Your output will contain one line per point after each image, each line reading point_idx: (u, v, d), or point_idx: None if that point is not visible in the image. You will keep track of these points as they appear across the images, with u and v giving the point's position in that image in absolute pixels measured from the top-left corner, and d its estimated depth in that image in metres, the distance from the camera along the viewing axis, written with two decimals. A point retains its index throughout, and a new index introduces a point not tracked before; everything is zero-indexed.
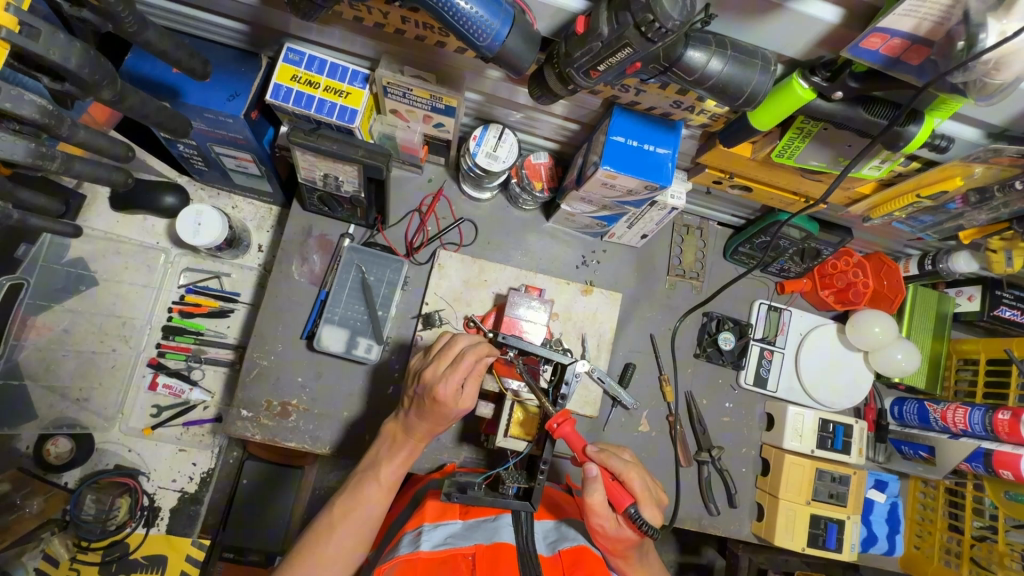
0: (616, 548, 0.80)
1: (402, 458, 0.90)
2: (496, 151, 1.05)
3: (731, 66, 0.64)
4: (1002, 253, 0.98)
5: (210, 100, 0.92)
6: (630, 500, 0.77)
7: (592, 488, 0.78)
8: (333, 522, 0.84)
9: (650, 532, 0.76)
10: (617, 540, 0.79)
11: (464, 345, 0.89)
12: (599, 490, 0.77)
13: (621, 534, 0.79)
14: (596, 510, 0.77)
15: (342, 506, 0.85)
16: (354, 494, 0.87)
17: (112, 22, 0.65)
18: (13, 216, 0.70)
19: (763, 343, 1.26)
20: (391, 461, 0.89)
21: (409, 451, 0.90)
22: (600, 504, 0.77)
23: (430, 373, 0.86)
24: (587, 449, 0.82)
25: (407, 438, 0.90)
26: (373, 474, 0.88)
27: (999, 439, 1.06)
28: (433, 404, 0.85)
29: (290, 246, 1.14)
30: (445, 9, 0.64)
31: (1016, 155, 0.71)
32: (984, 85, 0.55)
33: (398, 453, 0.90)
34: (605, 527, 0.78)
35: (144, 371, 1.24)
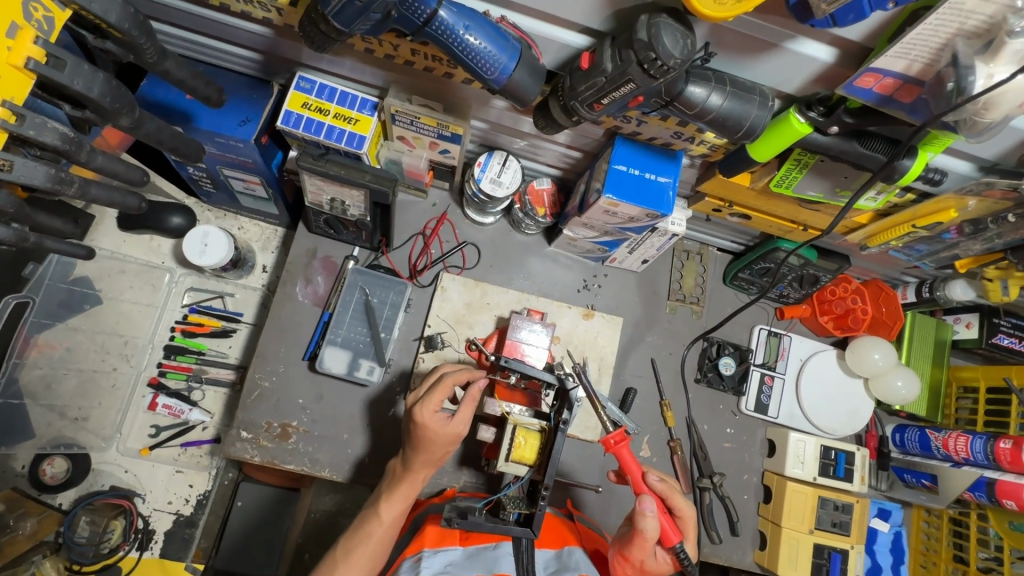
0: None
1: (402, 497, 0.88)
2: (499, 177, 1.07)
3: (731, 102, 0.66)
4: (998, 282, 0.99)
5: (221, 124, 0.94)
6: (678, 538, 0.82)
7: (644, 524, 0.77)
8: (334, 563, 0.83)
9: (688, 568, 0.81)
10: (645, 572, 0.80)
11: (446, 371, 0.96)
12: (656, 525, 0.77)
13: (654, 568, 0.80)
14: (645, 543, 0.78)
15: (345, 548, 0.85)
16: (356, 535, 0.86)
17: (133, 53, 0.67)
18: (31, 238, 0.72)
19: (764, 368, 1.26)
20: (390, 500, 0.88)
21: (408, 487, 0.89)
22: (652, 538, 0.77)
23: (410, 397, 0.92)
24: (646, 477, 0.85)
25: (407, 472, 0.89)
26: (374, 514, 0.87)
27: (1001, 468, 1.06)
28: (420, 432, 0.87)
29: (295, 268, 1.15)
30: (455, 44, 0.67)
31: (1008, 189, 0.73)
32: (974, 123, 0.57)
33: (397, 490, 0.88)
34: (645, 562, 0.79)
35: (145, 391, 1.23)
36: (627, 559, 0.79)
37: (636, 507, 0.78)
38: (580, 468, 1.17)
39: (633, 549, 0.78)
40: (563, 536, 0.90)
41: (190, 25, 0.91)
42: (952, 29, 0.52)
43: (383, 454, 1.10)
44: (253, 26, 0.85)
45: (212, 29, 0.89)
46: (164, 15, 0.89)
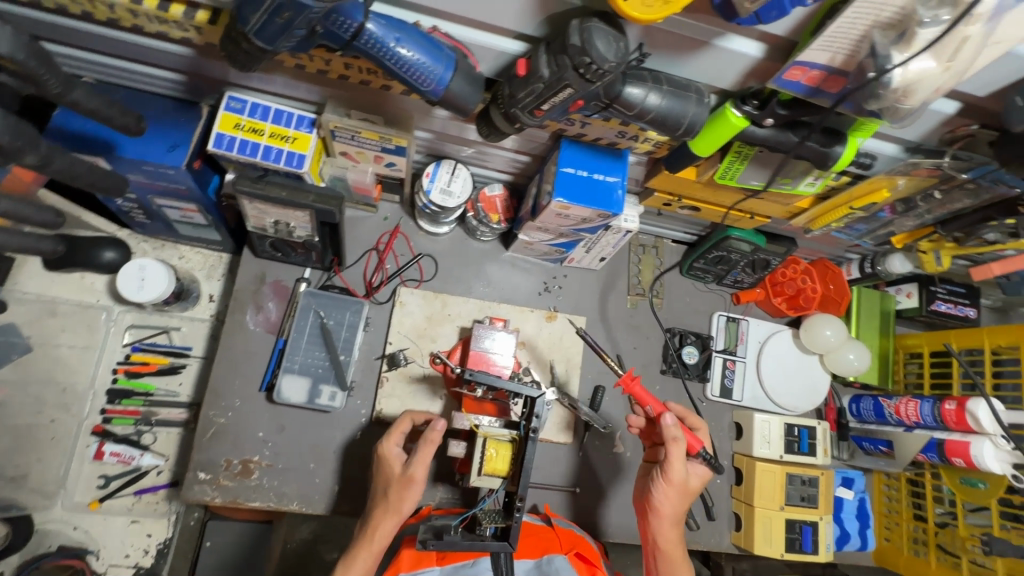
0: (688, 496, 0.94)
1: (365, 558, 0.84)
2: (449, 187, 1.05)
3: (668, 101, 0.67)
4: (932, 253, 1.05)
5: (148, 152, 0.89)
6: (699, 444, 0.96)
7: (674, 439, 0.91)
8: None
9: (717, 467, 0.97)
10: (685, 490, 0.93)
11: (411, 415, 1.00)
12: (682, 433, 0.92)
13: (692, 485, 0.94)
14: (681, 454, 0.91)
15: None
16: None
17: (35, 84, 0.62)
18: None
19: (725, 354, 1.29)
20: (351, 565, 0.84)
21: (369, 550, 0.84)
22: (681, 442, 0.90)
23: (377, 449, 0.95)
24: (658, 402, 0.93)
25: (369, 530, 0.86)
26: None
27: (948, 428, 1.11)
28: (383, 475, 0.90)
29: (243, 295, 1.10)
30: (387, 57, 0.65)
31: (933, 168, 0.77)
32: (897, 109, 0.58)
33: (357, 554, 0.84)
34: (684, 478, 0.92)
35: (88, 440, 1.15)
36: (671, 482, 0.91)
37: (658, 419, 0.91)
38: (557, 472, 1.17)
39: (672, 467, 0.91)
40: (544, 544, 0.89)
41: (101, 48, 0.84)
42: (869, 21, 0.53)
43: (352, 479, 1.07)
44: (171, 46, 0.81)
45: (127, 51, 0.84)
46: (71, 38, 0.82)
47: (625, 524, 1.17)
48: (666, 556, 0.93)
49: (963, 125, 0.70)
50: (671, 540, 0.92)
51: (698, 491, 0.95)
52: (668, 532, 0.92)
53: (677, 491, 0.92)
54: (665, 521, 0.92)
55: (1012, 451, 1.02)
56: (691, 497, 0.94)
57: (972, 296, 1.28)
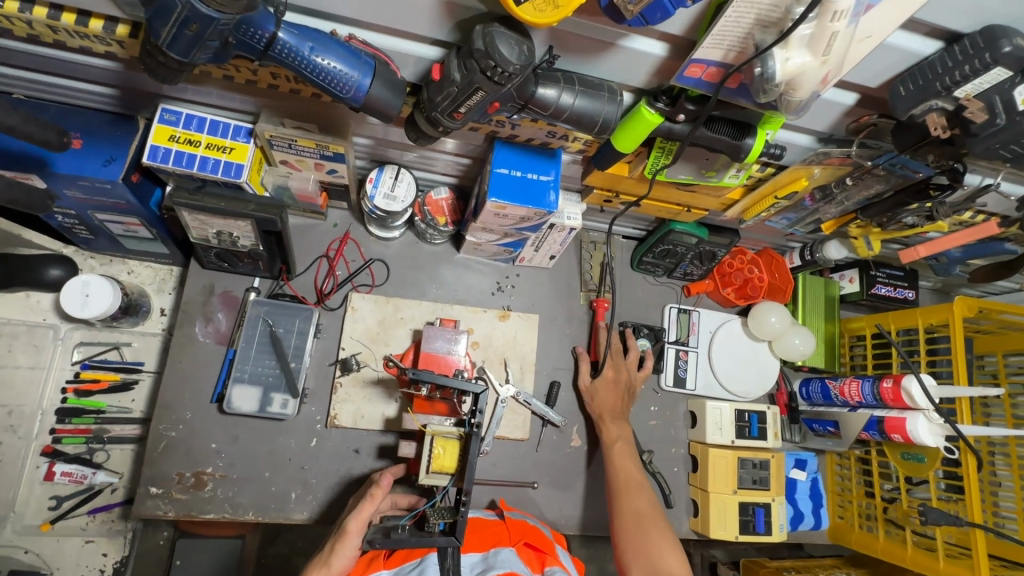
0: (594, 396, 1.20)
1: None
2: (393, 192, 1.07)
3: (581, 99, 0.69)
4: (862, 239, 1.09)
5: (83, 166, 0.89)
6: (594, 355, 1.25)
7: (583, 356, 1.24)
8: None
9: (606, 370, 1.20)
10: (597, 388, 1.20)
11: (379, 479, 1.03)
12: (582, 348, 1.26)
13: (603, 382, 1.20)
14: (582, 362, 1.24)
15: None
16: None
17: None
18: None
19: (677, 345, 1.32)
20: None
21: None
22: (598, 349, 1.23)
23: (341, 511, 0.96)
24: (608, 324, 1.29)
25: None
26: None
27: (888, 406, 1.16)
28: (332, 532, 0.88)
29: (192, 307, 1.10)
30: (304, 66, 0.66)
31: (843, 156, 0.81)
32: (788, 102, 0.61)
33: None
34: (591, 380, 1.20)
35: (38, 461, 1.13)
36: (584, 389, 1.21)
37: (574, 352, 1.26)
38: (515, 468, 1.19)
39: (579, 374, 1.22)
40: (494, 536, 0.90)
41: (29, 64, 0.84)
42: (751, 19, 0.56)
43: (308, 485, 1.08)
44: (97, 60, 0.81)
45: (55, 67, 0.84)
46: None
47: (583, 515, 1.20)
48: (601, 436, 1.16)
49: (865, 115, 0.73)
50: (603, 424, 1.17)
51: (604, 390, 1.19)
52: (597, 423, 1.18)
53: (604, 387, 1.20)
54: (601, 415, 1.18)
55: (944, 425, 1.06)
56: (599, 397, 1.19)
57: (910, 279, 1.34)
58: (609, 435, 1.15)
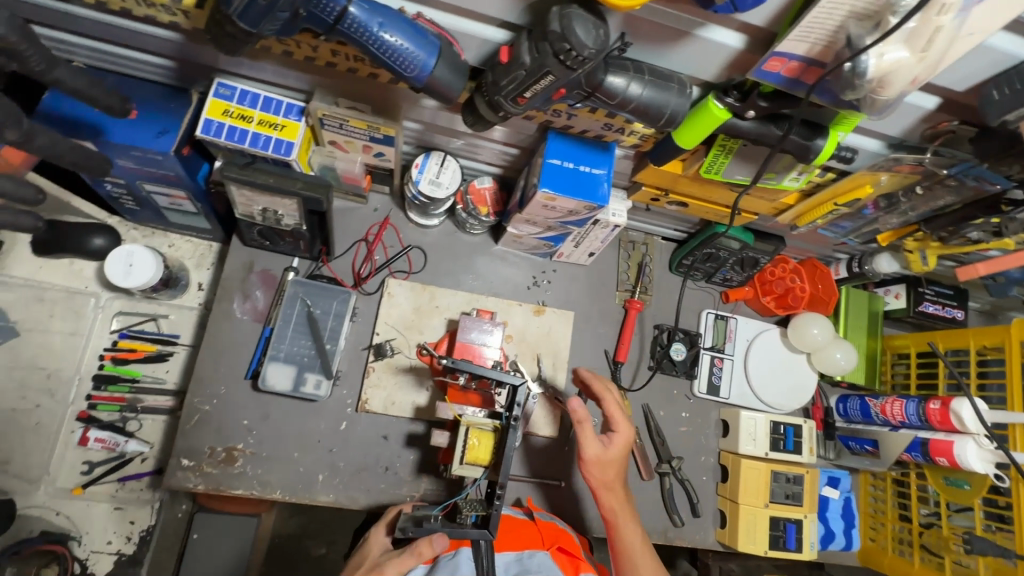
0: (595, 465, 0.94)
1: None
2: (438, 179, 1.06)
3: (650, 90, 0.67)
4: (918, 253, 1.04)
5: (136, 137, 0.90)
6: (621, 358, 1.23)
7: (582, 420, 0.91)
8: None
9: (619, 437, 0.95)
10: (606, 462, 0.94)
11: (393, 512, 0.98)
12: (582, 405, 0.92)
13: (616, 450, 0.94)
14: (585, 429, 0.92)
15: None
16: None
17: (16, 60, 0.59)
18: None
19: (713, 351, 1.29)
20: None
21: None
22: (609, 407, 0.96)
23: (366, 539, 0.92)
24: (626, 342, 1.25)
25: None
26: None
27: (933, 428, 1.11)
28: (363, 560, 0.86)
29: (231, 283, 1.10)
30: (371, 42, 0.65)
31: (914, 163, 0.77)
32: (874, 101, 0.59)
33: None
34: (599, 452, 0.93)
35: (73, 426, 1.15)
36: (588, 460, 0.93)
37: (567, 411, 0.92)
38: (542, 466, 1.17)
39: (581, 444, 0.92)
40: (528, 538, 0.89)
41: (92, 32, 0.85)
42: (845, 11, 0.53)
43: (336, 468, 1.07)
44: (160, 31, 0.81)
45: (118, 36, 0.84)
46: (62, 22, 0.83)
47: None
48: (612, 525, 0.94)
49: (943, 121, 0.70)
50: (617, 513, 0.94)
51: (611, 460, 0.94)
52: (605, 495, 0.95)
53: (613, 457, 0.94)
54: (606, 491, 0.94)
55: (995, 450, 1.02)
56: (602, 466, 0.94)
57: (960, 298, 1.29)
58: (625, 533, 0.93)
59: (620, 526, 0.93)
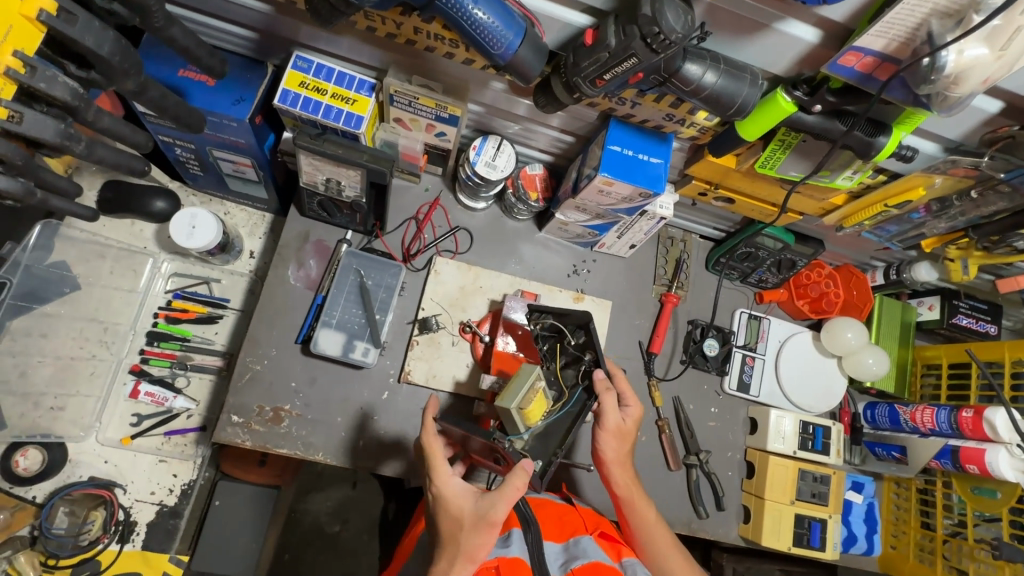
0: (611, 436, 0.94)
1: None
2: (494, 161, 1.09)
3: (723, 79, 0.70)
4: (959, 262, 1.07)
5: (216, 103, 0.94)
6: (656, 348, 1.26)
7: (607, 388, 0.89)
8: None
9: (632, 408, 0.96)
10: (624, 433, 0.95)
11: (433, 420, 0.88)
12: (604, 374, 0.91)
13: (630, 424, 0.95)
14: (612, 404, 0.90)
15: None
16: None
17: (142, 15, 0.64)
18: (36, 195, 0.73)
19: (745, 349, 1.32)
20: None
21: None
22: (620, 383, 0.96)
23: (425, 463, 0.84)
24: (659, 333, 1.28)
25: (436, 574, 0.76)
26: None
27: (964, 436, 1.13)
28: (447, 497, 0.80)
29: (287, 251, 1.14)
30: (463, 18, 0.69)
31: (971, 166, 0.80)
32: (946, 97, 0.61)
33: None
34: (619, 423, 0.93)
35: (125, 379, 1.20)
36: (608, 430, 0.93)
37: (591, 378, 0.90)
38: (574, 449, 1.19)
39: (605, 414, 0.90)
40: (570, 523, 0.91)
41: (185, 0, 0.90)
42: (927, 9, 0.56)
43: (376, 436, 1.10)
44: (253, 2, 0.86)
45: (209, 4, 0.89)
46: None
47: None
48: (628, 503, 0.95)
49: (1005, 126, 0.73)
50: (632, 492, 0.96)
51: (626, 434, 0.95)
52: (618, 471, 0.96)
53: (624, 432, 0.95)
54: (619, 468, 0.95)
55: None
56: (616, 439, 0.94)
57: (994, 313, 1.30)
58: (642, 510, 0.95)
59: (637, 505, 0.95)
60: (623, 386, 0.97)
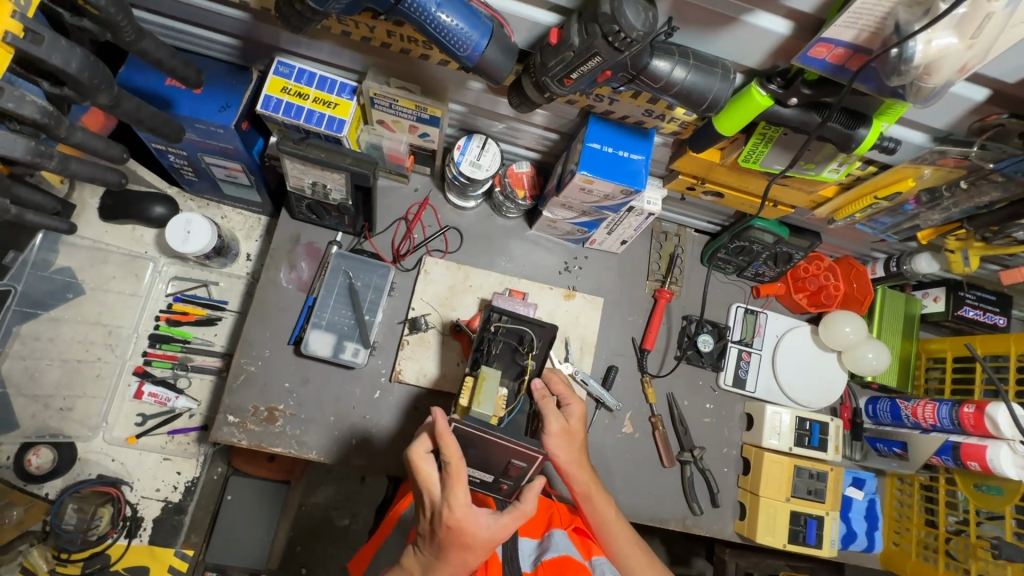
0: (562, 438, 0.96)
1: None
2: (479, 160, 1.09)
3: (694, 75, 0.69)
4: (959, 253, 1.02)
5: (202, 110, 0.96)
6: (649, 345, 1.25)
7: (545, 396, 0.95)
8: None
9: (574, 408, 0.99)
10: (570, 433, 0.97)
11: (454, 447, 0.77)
12: (535, 379, 0.95)
13: (574, 425, 0.98)
14: (550, 407, 0.95)
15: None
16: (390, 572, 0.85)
17: (112, 31, 0.65)
18: (12, 210, 0.81)
19: (741, 345, 1.30)
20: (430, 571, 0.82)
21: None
22: (553, 385, 0.99)
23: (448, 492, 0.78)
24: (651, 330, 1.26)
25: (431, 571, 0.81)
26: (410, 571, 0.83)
27: (966, 432, 1.10)
28: (465, 526, 0.78)
29: (279, 253, 1.17)
30: (427, 22, 0.69)
31: (960, 157, 0.77)
32: (919, 88, 0.59)
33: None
34: (562, 424, 0.96)
35: (130, 379, 1.23)
36: (553, 433, 0.95)
37: (527, 387, 0.95)
38: None
39: (547, 419, 0.94)
40: (549, 517, 1.02)
41: (166, 10, 0.92)
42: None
43: (369, 434, 1.12)
44: (230, 10, 0.87)
45: (189, 14, 0.91)
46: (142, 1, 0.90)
47: (632, 502, 1.18)
48: (587, 499, 0.98)
49: (993, 114, 0.69)
50: (590, 491, 0.98)
51: (573, 433, 0.98)
52: (574, 473, 0.97)
53: (572, 432, 0.97)
54: (573, 469, 0.97)
55: None
56: (563, 441, 0.96)
57: (1003, 304, 1.25)
58: (601, 507, 0.98)
59: (596, 500, 0.98)
60: (558, 387, 0.99)
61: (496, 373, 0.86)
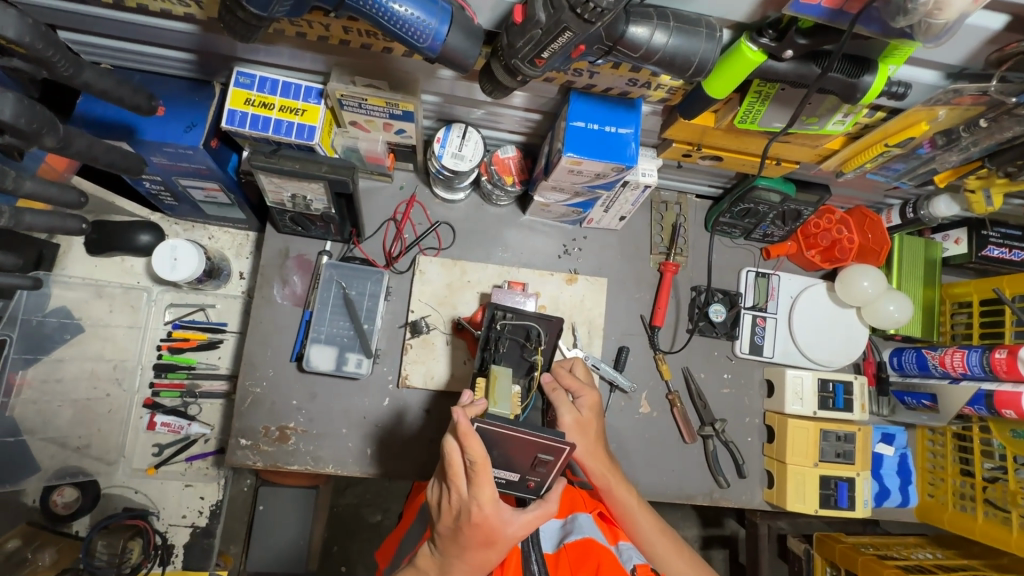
0: (577, 430, 0.95)
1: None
2: (461, 151, 1.04)
3: (676, 38, 0.63)
4: (980, 192, 0.97)
5: (168, 133, 0.91)
6: (659, 322, 1.21)
7: (555, 387, 0.92)
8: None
9: (585, 400, 0.97)
10: (585, 425, 0.95)
11: (478, 449, 0.71)
12: (546, 375, 0.93)
13: (588, 416, 0.96)
14: (562, 401, 0.93)
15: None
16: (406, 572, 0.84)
17: (45, 67, 0.62)
18: None
19: (754, 310, 1.25)
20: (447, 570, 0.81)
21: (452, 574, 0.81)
22: (560, 377, 0.97)
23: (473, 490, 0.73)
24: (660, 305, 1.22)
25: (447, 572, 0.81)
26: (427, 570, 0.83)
27: (999, 379, 1.05)
28: (489, 522, 0.76)
29: (270, 270, 1.13)
30: (381, 14, 0.64)
31: (977, 93, 0.71)
32: (928, 26, 0.55)
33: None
34: (575, 416, 0.94)
35: (141, 411, 1.23)
36: (568, 425, 0.94)
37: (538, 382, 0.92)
38: None
39: (559, 411, 0.93)
40: (572, 501, 0.97)
41: (112, 32, 0.86)
42: None
43: (385, 441, 1.11)
44: (177, 24, 0.82)
45: (137, 33, 0.85)
46: (86, 25, 0.85)
47: (656, 481, 1.16)
48: (607, 490, 0.96)
49: (1012, 42, 0.62)
50: (611, 482, 0.96)
51: (587, 425, 0.96)
52: (592, 463, 0.96)
53: (586, 422, 0.96)
54: (590, 459, 0.96)
55: None
56: (579, 433, 0.95)
57: None
58: (623, 496, 0.97)
59: (617, 490, 0.96)
60: (569, 381, 0.98)
61: (507, 370, 0.82)
